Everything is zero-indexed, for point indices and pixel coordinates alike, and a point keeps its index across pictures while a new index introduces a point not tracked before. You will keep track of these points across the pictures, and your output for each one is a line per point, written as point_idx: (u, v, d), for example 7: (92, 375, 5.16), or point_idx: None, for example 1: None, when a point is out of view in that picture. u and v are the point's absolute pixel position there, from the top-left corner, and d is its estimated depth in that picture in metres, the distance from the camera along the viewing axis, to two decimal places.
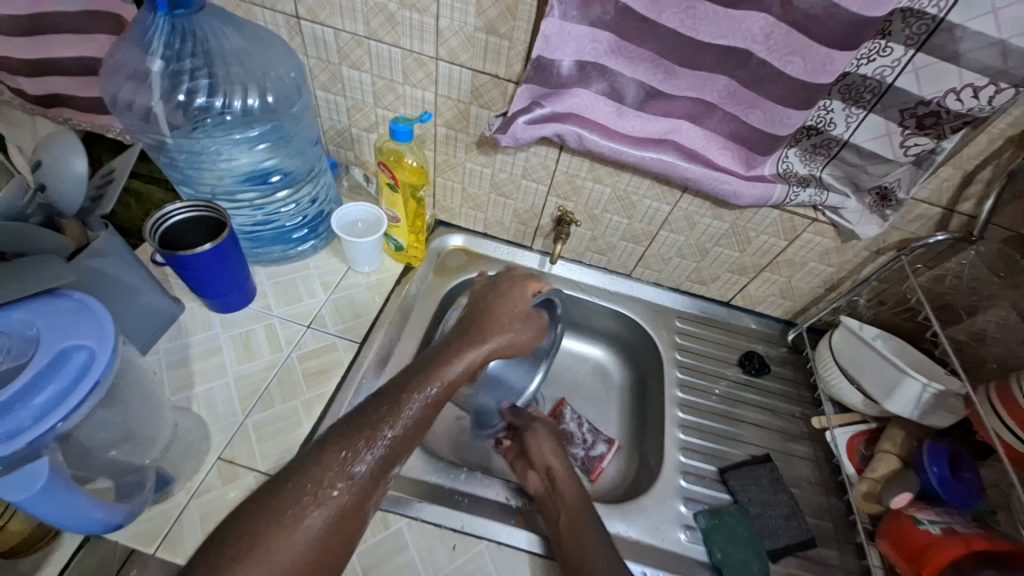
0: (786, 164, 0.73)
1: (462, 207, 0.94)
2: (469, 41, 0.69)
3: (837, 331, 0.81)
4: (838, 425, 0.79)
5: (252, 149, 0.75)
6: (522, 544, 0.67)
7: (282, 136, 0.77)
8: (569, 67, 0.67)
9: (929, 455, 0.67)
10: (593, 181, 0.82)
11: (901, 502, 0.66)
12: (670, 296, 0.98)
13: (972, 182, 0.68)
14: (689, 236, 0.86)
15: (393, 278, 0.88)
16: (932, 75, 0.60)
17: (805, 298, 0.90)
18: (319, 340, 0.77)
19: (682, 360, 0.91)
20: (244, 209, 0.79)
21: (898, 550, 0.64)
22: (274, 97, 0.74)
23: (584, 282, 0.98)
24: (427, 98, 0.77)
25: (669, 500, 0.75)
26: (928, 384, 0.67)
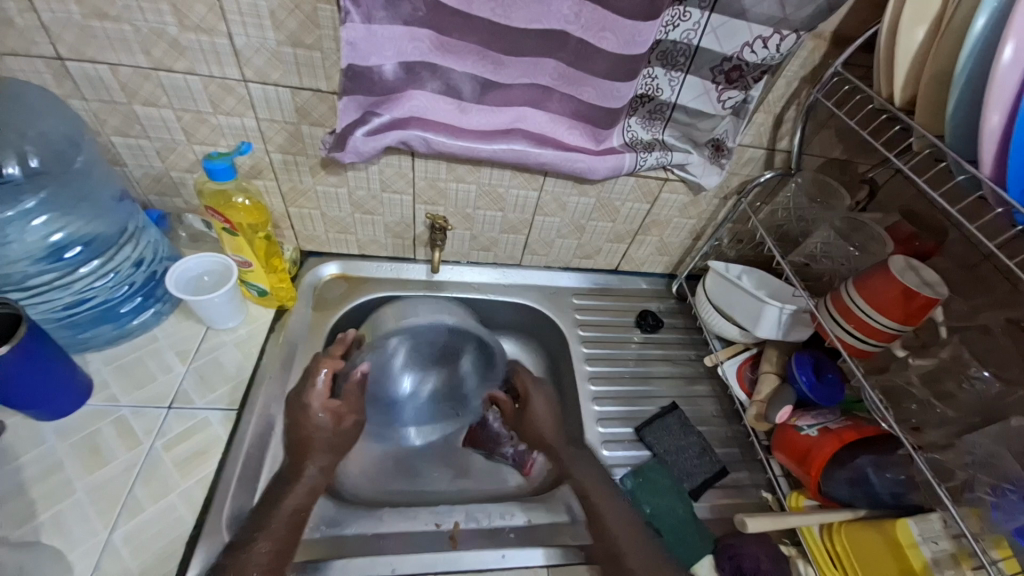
0: (630, 132, 0.76)
1: (328, 233, 0.87)
2: (275, 57, 0.63)
3: (709, 276, 0.87)
4: (727, 358, 0.86)
5: (32, 224, 0.61)
6: (499, 564, 0.65)
7: (68, 199, 0.64)
8: (392, 70, 0.64)
9: (798, 365, 0.75)
10: (456, 181, 0.79)
11: (784, 415, 0.74)
12: (562, 276, 0.99)
13: (782, 122, 0.76)
14: (564, 216, 0.88)
15: (265, 326, 0.80)
16: (728, 33, 0.65)
17: (678, 251, 0.97)
18: (185, 420, 0.68)
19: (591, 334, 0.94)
20: (44, 295, 0.65)
21: (791, 458, 0.71)
22: (41, 160, 0.61)
23: (473, 284, 0.95)
24: (250, 125, 0.69)
25: (595, 472, 0.77)
26: (783, 307, 0.75)
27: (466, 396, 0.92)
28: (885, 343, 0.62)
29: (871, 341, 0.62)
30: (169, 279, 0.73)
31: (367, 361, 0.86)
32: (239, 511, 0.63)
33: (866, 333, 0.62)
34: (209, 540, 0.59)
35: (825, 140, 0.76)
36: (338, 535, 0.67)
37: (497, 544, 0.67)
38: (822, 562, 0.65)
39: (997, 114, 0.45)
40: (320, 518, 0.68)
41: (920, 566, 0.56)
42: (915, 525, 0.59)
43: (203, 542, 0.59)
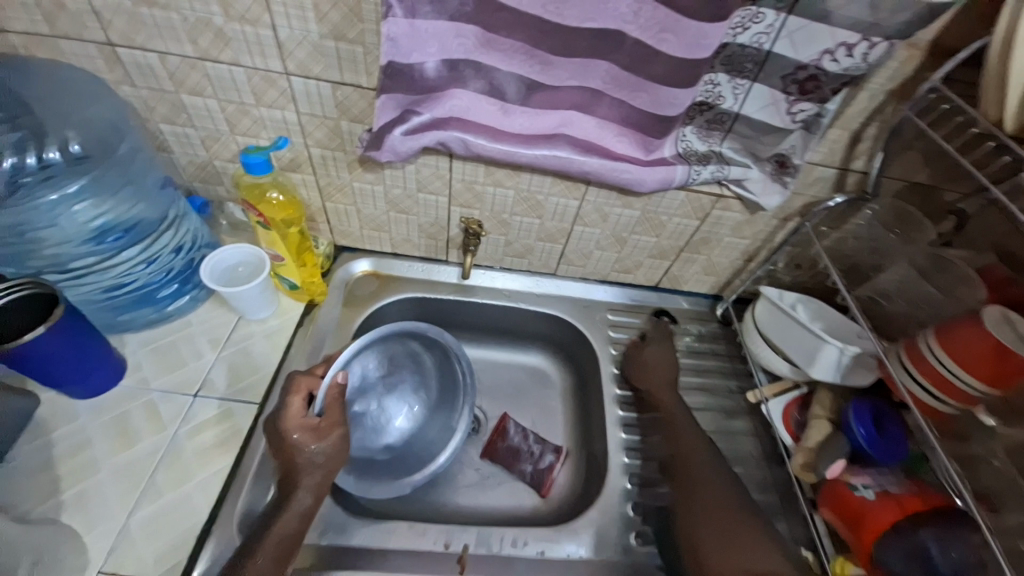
0: (685, 142, 0.70)
1: (362, 230, 0.86)
2: (318, 50, 0.61)
3: (759, 303, 0.80)
4: (772, 396, 0.78)
5: (76, 208, 0.63)
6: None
7: (110, 184, 0.66)
8: (433, 68, 0.61)
9: (856, 415, 0.67)
10: (493, 185, 0.76)
11: (835, 471, 0.66)
12: (598, 289, 0.94)
13: (860, 139, 0.67)
14: (605, 227, 0.83)
15: (293, 320, 0.79)
16: (806, 39, 0.58)
17: (727, 272, 0.90)
18: (209, 409, 0.68)
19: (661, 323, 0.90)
20: (88, 277, 0.66)
21: (840, 519, 0.64)
22: (83, 146, 0.64)
23: (504, 290, 0.92)
24: (291, 119, 0.69)
25: (616, 505, 0.72)
26: (845, 348, 0.67)
27: (456, 393, 0.81)
28: (964, 405, 0.54)
29: (949, 400, 0.54)
30: (204, 267, 0.74)
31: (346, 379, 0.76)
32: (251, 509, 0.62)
33: (946, 393, 0.54)
34: (219, 535, 0.59)
35: (911, 162, 0.67)
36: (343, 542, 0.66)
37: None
38: None
39: None
40: (330, 524, 0.67)
41: None
42: None
43: (214, 536, 0.59)
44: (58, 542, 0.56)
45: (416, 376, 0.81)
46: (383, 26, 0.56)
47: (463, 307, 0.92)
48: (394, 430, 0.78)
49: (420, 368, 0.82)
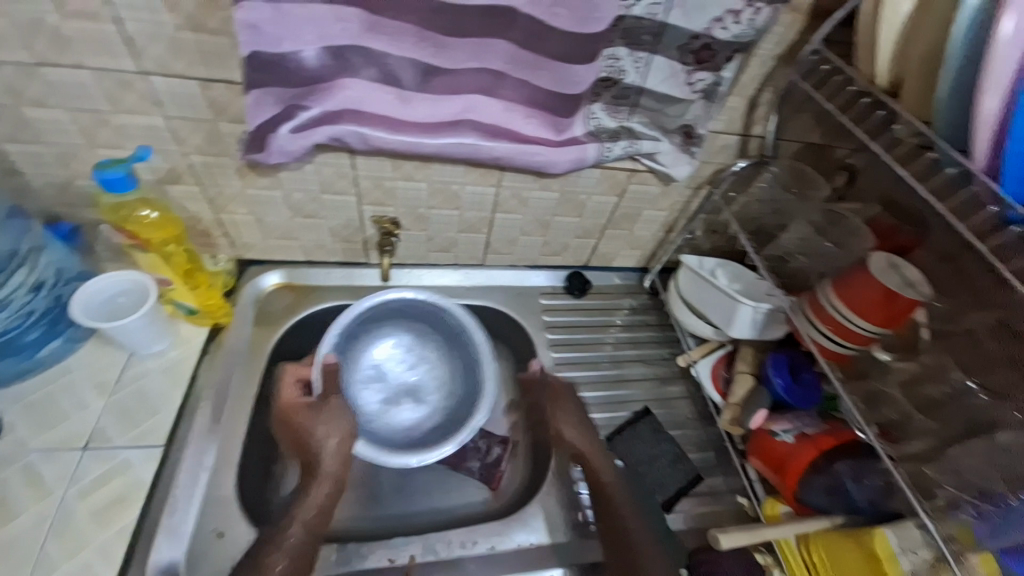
0: (595, 120, 0.69)
1: (268, 240, 0.78)
2: (176, 45, 0.53)
3: (681, 271, 0.83)
4: (700, 357, 0.81)
5: None
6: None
7: None
8: (314, 57, 0.55)
9: (773, 366, 0.71)
10: (403, 179, 0.71)
11: (759, 421, 0.69)
12: (530, 275, 0.93)
13: (757, 105, 0.70)
14: (527, 213, 0.81)
15: (198, 346, 0.72)
16: (696, 7, 0.58)
17: (651, 244, 0.92)
18: (103, 462, 0.60)
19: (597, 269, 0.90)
20: None
21: (766, 465, 0.68)
22: None
23: (434, 287, 0.89)
24: (159, 125, 0.60)
25: (561, 487, 0.73)
26: (757, 307, 0.70)
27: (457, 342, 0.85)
28: (862, 345, 0.58)
29: (849, 344, 0.58)
30: (77, 303, 0.64)
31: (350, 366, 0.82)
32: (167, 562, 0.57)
33: (846, 338, 0.58)
34: None
35: (804, 124, 0.70)
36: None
37: None
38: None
39: (995, 97, 0.41)
40: None
41: None
42: (894, 537, 0.55)
43: None
44: None
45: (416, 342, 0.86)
46: (240, 13, 0.51)
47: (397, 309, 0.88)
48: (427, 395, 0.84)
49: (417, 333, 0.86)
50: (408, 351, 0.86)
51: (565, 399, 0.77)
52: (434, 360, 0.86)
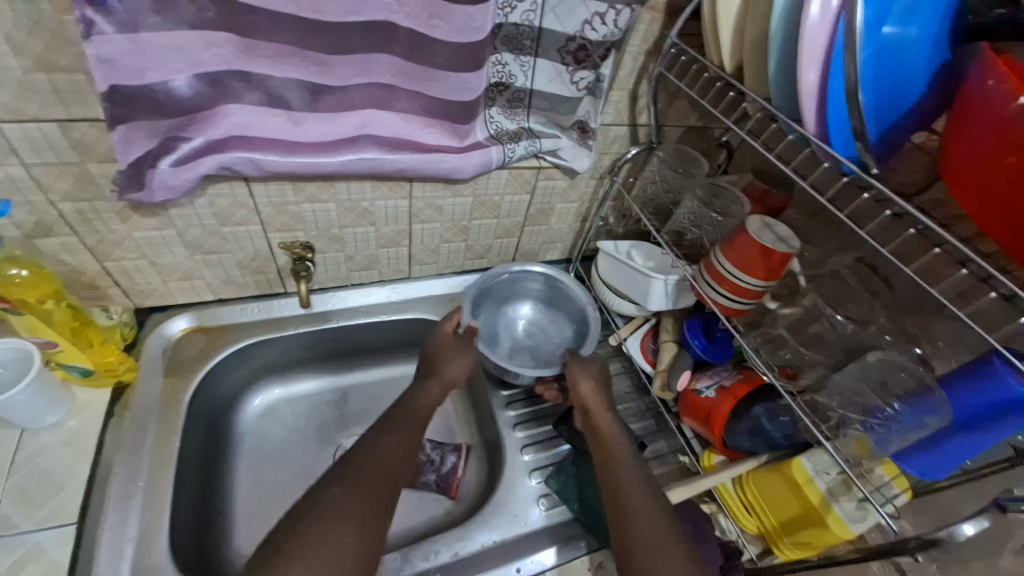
0: (493, 124, 0.72)
1: (168, 284, 0.73)
2: (22, 87, 0.49)
3: (601, 257, 0.87)
4: (629, 334, 0.87)
5: None
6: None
7: None
8: (188, 85, 0.53)
9: (689, 330, 0.78)
10: (308, 202, 0.70)
11: (684, 382, 0.75)
12: (457, 281, 0.94)
13: (638, 97, 0.76)
14: (445, 220, 0.82)
15: (100, 411, 0.66)
16: (567, 11, 0.63)
17: (569, 235, 0.96)
18: (9, 552, 0.54)
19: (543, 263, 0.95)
20: None
21: (698, 421, 0.73)
22: None
23: (358, 307, 0.87)
24: (16, 175, 0.55)
25: (519, 480, 0.74)
26: (666, 279, 0.76)
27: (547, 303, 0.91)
28: (754, 300, 0.64)
29: (743, 301, 0.64)
30: None
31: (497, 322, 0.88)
32: None
33: (741, 295, 0.64)
34: None
35: (680, 110, 0.77)
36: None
37: None
38: (737, 513, 0.68)
39: (812, 71, 0.47)
40: None
41: (818, 500, 0.59)
42: (808, 462, 0.62)
43: None
44: None
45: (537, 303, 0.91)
46: (88, 49, 0.47)
47: (323, 337, 0.85)
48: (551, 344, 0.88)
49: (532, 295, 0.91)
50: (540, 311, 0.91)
51: (592, 372, 0.75)
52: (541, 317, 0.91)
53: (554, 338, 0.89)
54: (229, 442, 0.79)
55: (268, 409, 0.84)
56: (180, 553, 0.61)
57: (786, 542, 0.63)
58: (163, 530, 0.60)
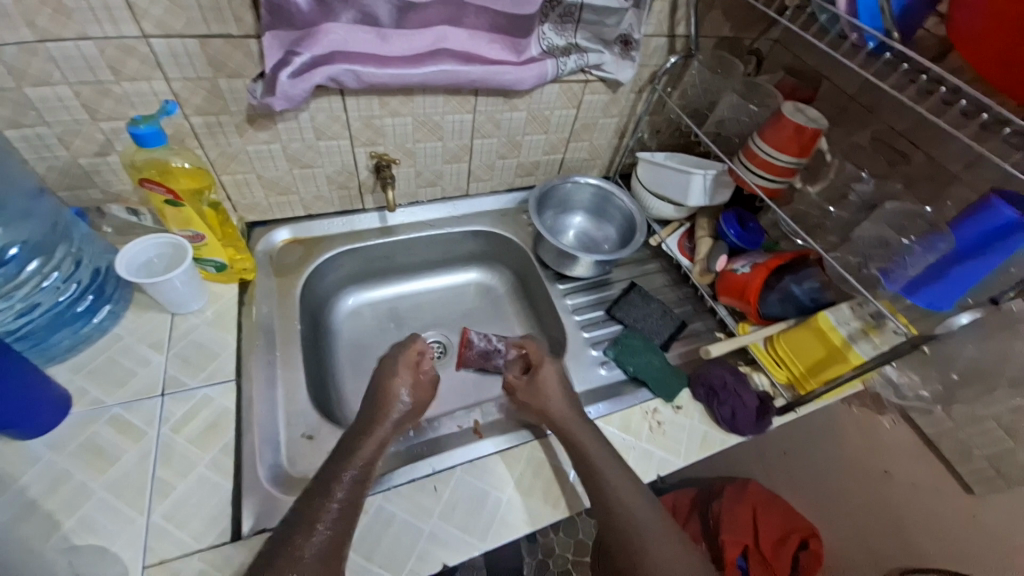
0: (546, 40, 0.79)
1: (268, 198, 0.84)
2: (174, 4, 0.58)
3: (640, 167, 0.95)
4: (668, 235, 0.96)
5: None
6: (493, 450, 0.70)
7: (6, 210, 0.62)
8: (305, 2, 0.62)
9: (724, 221, 0.88)
10: (391, 116, 0.79)
11: (722, 263, 0.87)
12: (507, 198, 1.04)
13: (678, 8, 0.82)
14: (501, 134, 0.91)
15: (232, 300, 0.78)
16: None
17: (608, 152, 1.05)
18: (185, 401, 0.67)
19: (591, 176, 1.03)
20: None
21: (732, 297, 0.83)
22: None
23: (422, 223, 0.97)
24: (162, 89, 0.65)
25: (582, 352, 0.85)
26: (706, 173, 0.85)
27: (595, 210, 1.01)
28: (787, 178, 0.74)
29: (777, 179, 0.74)
30: (126, 258, 0.69)
31: (551, 226, 0.99)
32: (271, 456, 0.66)
33: (775, 172, 0.74)
34: (256, 496, 0.61)
35: (718, 18, 0.85)
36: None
37: (511, 425, 0.76)
38: (770, 366, 0.80)
39: None
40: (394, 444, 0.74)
41: (841, 342, 0.70)
42: (833, 315, 0.72)
43: (251, 499, 0.61)
44: (87, 558, 0.54)
45: (585, 211, 1.01)
46: None
47: (389, 249, 0.96)
48: (597, 246, 1.00)
49: (581, 204, 1.01)
50: (587, 219, 1.02)
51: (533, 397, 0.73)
52: (589, 224, 1.02)
53: (600, 242, 1.00)
54: (329, 336, 0.92)
55: (356, 311, 0.97)
56: (316, 402, 0.77)
57: (814, 381, 0.75)
58: (301, 385, 0.75)
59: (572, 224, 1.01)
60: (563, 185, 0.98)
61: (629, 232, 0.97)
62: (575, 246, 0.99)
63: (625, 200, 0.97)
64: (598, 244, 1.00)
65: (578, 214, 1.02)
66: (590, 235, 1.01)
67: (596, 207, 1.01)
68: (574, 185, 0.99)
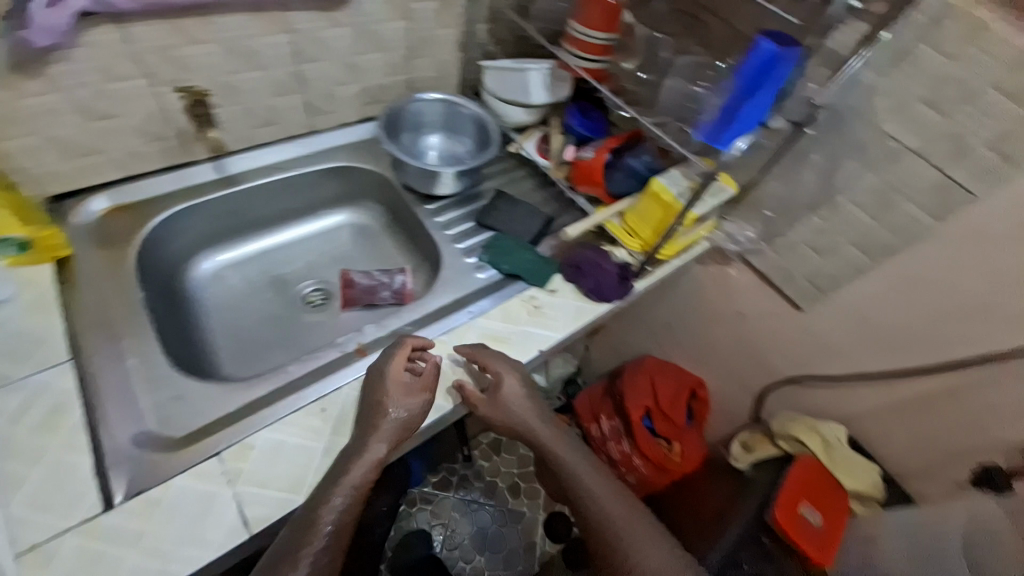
0: None
1: (70, 163, 0.75)
2: None
3: (484, 76, 0.96)
4: (524, 139, 0.98)
5: None
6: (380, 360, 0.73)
7: None
8: None
9: (569, 113, 0.93)
10: (191, 44, 0.72)
11: (571, 153, 0.92)
12: (360, 129, 0.99)
13: None
14: (330, 55, 0.87)
15: (47, 283, 0.70)
16: None
17: (455, 66, 1.03)
18: (14, 392, 0.60)
19: (446, 94, 1.02)
20: None
21: (585, 182, 0.89)
22: None
23: (266, 167, 0.90)
24: None
25: (457, 262, 0.88)
26: (542, 67, 0.88)
27: (448, 126, 1.00)
28: (605, 56, 0.81)
29: (597, 58, 0.81)
30: None
31: (405, 148, 0.97)
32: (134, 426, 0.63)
33: (593, 52, 0.81)
34: (125, 463, 0.59)
35: None
36: (246, 399, 0.68)
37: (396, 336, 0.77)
38: (624, 238, 0.87)
39: None
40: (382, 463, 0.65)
41: (671, 200, 0.79)
42: (665, 178, 0.81)
43: (119, 466, 0.59)
44: None
45: (438, 128, 1.00)
46: None
47: (232, 201, 0.88)
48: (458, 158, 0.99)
49: (432, 123, 1.00)
50: (442, 135, 1.01)
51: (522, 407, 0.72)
52: (446, 141, 1.01)
53: (460, 154, 1.00)
54: (189, 306, 0.86)
55: (217, 274, 0.91)
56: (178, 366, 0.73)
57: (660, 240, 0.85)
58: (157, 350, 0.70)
59: (428, 143, 1.00)
60: (427, 122, 0.99)
61: (485, 138, 0.98)
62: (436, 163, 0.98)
63: (471, 108, 0.97)
64: (459, 156, 1.00)
65: (432, 131, 1.00)
66: (449, 151, 1.01)
67: (448, 122, 0.99)
68: (417, 103, 0.96)
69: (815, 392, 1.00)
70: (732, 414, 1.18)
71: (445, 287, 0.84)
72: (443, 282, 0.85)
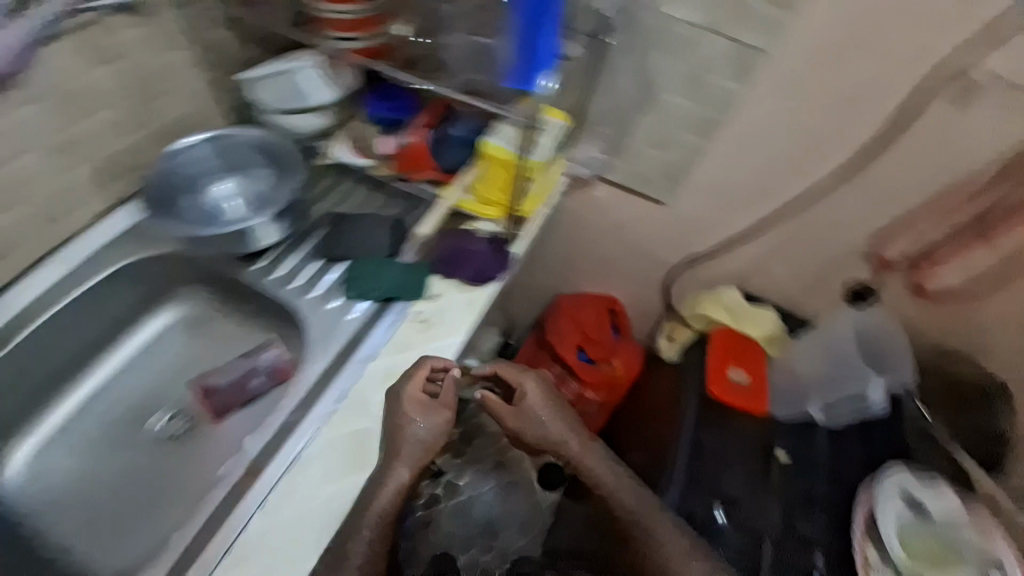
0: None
1: None
2: None
3: (246, 91, 0.79)
4: (334, 145, 0.83)
5: None
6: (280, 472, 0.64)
7: None
8: None
9: (370, 101, 0.83)
10: None
11: (390, 145, 0.82)
12: (129, 212, 0.81)
13: None
14: (33, 145, 0.70)
15: None
16: None
17: (206, 88, 0.87)
18: None
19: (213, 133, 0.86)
20: None
21: (416, 169, 0.82)
22: None
23: (26, 307, 0.73)
24: None
25: (320, 316, 0.76)
26: (309, 62, 0.76)
27: (236, 164, 0.83)
28: (370, 32, 0.71)
29: (361, 37, 0.71)
30: None
31: (192, 211, 0.79)
32: None
33: (354, 30, 0.70)
34: None
35: None
36: None
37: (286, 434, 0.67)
38: (481, 211, 0.82)
39: None
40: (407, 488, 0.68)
41: (508, 157, 0.76)
42: (495, 137, 0.77)
43: None
44: None
45: (227, 172, 0.83)
46: None
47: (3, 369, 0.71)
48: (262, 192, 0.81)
49: (216, 168, 0.82)
50: (236, 176, 0.83)
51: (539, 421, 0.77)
52: (243, 181, 0.83)
53: (263, 185, 0.81)
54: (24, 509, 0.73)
55: (39, 456, 0.77)
56: None
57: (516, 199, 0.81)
58: None
59: (223, 192, 0.82)
60: (206, 172, 0.82)
61: (280, 156, 0.80)
62: (239, 210, 0.80)
63: (247, 133, 0.81)
64: (263, 189, 0.81)
65: (220, 179, 0.82)
66: (251, 188, 0.82)
67: (233, 160, 0.82)
68: (181, 155, 0.80)
69: (709, 267, 1.07)
70: (646, 312, 1.23)
71: (318, 350, 0.73)
72: (313, 346, 0.73)
